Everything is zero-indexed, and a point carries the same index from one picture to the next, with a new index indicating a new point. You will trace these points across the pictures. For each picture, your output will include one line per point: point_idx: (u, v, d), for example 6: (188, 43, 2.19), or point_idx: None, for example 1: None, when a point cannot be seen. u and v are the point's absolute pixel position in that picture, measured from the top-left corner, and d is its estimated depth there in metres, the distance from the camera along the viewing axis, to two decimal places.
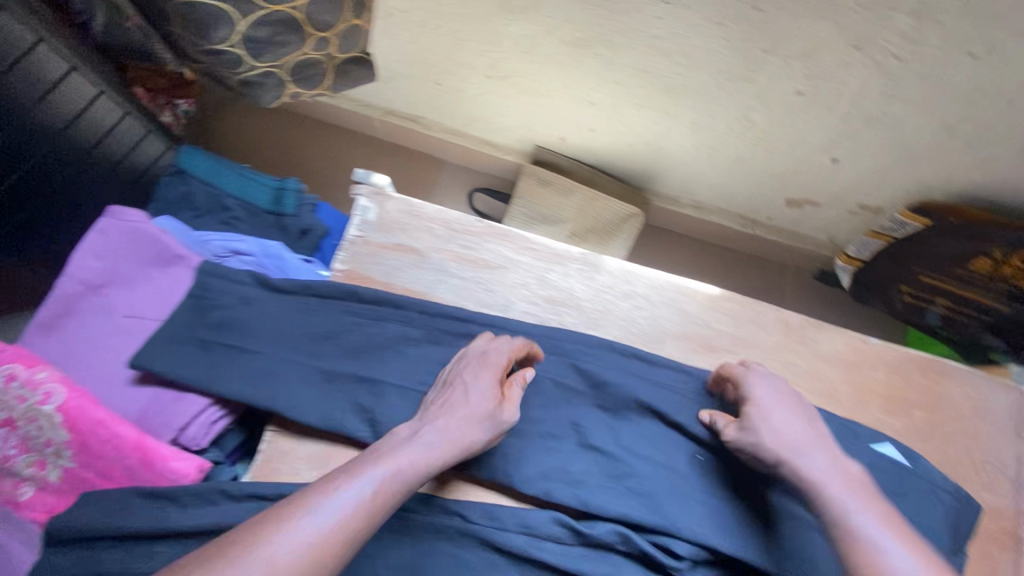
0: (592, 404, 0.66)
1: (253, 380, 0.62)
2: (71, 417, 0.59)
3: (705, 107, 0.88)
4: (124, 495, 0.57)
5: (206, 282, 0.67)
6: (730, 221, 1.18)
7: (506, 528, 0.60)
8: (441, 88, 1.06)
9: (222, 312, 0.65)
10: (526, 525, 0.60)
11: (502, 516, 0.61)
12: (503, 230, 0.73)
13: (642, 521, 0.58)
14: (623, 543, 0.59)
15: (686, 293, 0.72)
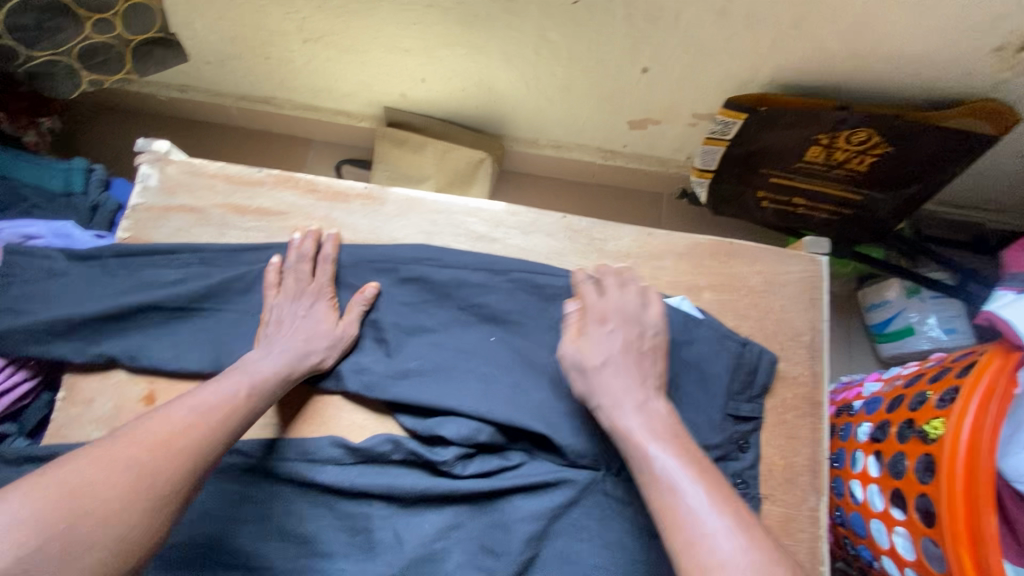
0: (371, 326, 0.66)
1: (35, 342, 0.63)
2: None
3: (505, 35, 0.87)
4: None
5: (11, 261, 0.69)
6: (591, 155, 1.17)
7: (285, 455, 0.62)
8: (272, 62, 1.06)
9: (18, 287, 0.67)
10: (305, 452, 0.62)
11: (282, 445, 0.63)
12: (286, 176, 0.74)
13: (413, 424, 0.61)
14: (396, 450, 0.61)
15: (474, 212, 0.72)
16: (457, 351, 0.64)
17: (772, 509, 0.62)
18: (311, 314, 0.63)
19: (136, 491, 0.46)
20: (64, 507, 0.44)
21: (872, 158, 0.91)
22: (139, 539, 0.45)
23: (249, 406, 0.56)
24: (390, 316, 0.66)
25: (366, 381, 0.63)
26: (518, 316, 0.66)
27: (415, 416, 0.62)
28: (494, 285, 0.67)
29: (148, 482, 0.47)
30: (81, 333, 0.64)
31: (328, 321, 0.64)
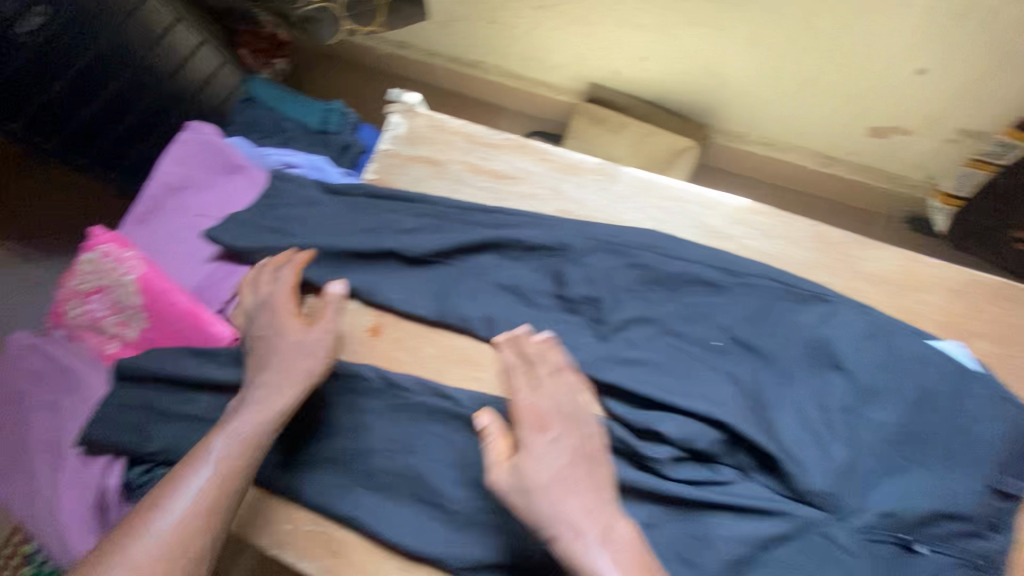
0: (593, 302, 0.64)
1: (292, 261, 0.70)
2: (144, 285, 0.69)
3: (762, 17, 0.81)
4: (183, 353, 0.67)
5: (278, 184, 0.77)
6: (804, 160, 1.07)
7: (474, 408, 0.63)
8: (495, 26, 1.08)
9: (285, 210, 0.74)
10: (511, 413, 0.62)
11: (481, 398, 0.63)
12: (520, 142, 0.75)
13: (623, 414, 0.59)
14: (603, 434, 0.59)
15: (710, 204, 0.67)
16: (680, 349, 0.62)
17: None
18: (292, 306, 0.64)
19: (215, 481, 0.55)
20: (140, 517, 0.53)
21: None
22: (204, 520, 0.54)
23: (257, 441, 0.57)
24: (612, 297, 0.64)
25: (581, 356, 0.61)
26: (753, 323, 0.62)
27: (626, 402, 0.60)
28: (731, 285, 0.63)
29: (194, 482, 0.55)
30: (329, 259, 0.71)
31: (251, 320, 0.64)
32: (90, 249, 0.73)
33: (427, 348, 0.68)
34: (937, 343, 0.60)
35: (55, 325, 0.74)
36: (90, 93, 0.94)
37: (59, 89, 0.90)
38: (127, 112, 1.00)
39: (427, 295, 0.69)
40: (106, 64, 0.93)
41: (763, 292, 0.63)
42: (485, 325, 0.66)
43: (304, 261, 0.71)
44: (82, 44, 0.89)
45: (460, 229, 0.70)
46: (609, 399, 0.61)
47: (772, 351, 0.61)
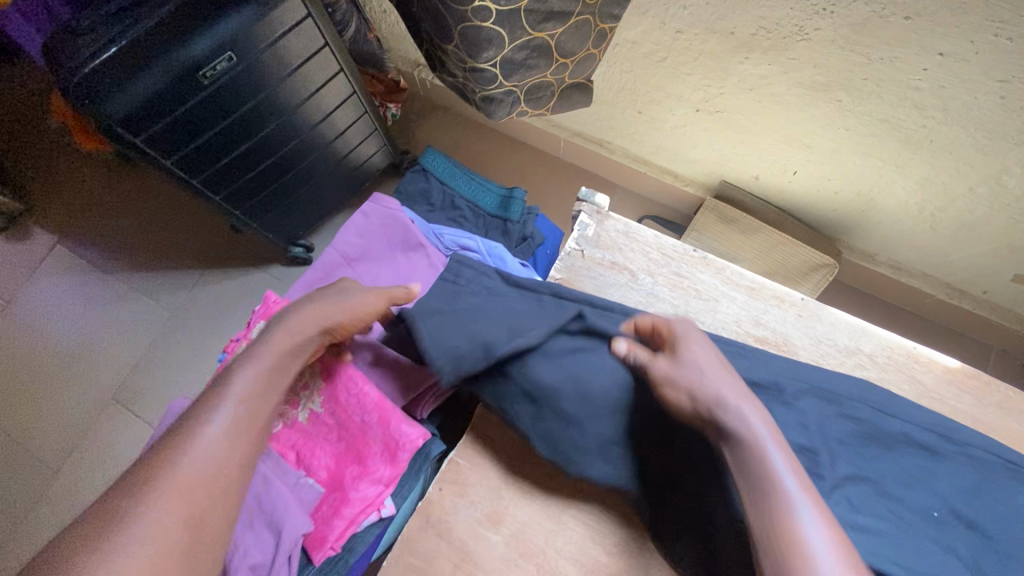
0: (810, 453, 0.61)
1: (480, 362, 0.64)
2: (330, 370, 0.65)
3: (946, 164, 0.82)
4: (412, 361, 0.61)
5: (458, 269, 0.73)
6: (932, 288, 1.08)
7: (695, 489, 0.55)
8: (641, 116, 1.08)
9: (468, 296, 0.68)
10: None
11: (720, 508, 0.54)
12: (716, 262, 0.74)
13: None
14: None
15: (919, 360, 0.67)
16: (904, 518, 0.59)
17: None
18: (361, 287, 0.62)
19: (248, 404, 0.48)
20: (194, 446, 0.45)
21: None
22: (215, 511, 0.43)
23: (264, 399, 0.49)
24: (828, 451, 0.61)
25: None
26: (972, 495, 0.60)
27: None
28: (947, 451, 0.61)
29: (236, 400, 0.47)
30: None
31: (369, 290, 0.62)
32: (266, 318, 0.71)
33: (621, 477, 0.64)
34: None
35: None
36: (241, 137, 0.95)
37: (220, 124, 0.90)
38: (271, 151, 1.02)
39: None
40: (261, 110, 0.94)
41: (979, 463, 0.61)
42: None
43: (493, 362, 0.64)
44: (255, 88, 0.90)
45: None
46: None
47: (998, 530, 0.58)
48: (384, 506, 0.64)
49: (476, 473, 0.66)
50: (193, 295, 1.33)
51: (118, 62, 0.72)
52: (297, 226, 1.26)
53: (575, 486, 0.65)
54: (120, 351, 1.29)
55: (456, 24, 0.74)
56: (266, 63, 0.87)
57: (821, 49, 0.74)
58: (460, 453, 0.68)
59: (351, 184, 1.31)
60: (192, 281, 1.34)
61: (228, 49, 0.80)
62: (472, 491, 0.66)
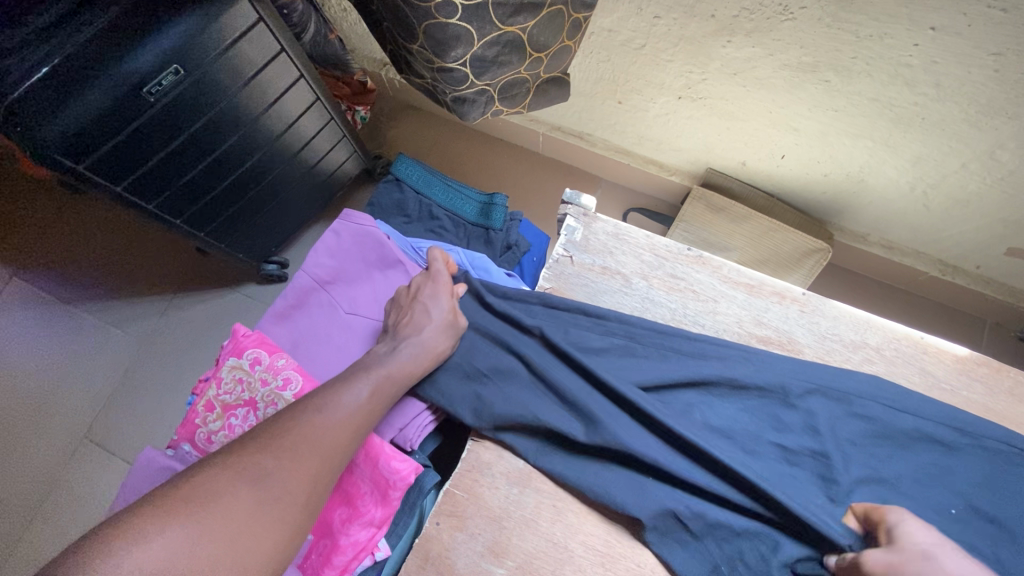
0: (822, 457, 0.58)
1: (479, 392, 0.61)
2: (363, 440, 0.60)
3: (937, 142, 0.79)
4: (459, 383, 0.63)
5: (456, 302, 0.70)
6: (924, 265, 1.06)
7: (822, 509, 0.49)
8: (622, 107, 1.04)
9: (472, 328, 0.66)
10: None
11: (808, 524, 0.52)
12: (713, 261, 0.70)
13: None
14: None
15: (926, 351, 0.64)
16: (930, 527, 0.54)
17: None
18: (433, 303, 0.65)
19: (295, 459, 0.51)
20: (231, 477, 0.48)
21: None
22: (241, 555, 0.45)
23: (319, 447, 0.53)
24: (840, 453, 0.58)
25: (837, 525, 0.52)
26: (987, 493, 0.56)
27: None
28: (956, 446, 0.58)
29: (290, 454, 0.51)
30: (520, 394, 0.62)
31: (447, 309, 0.65)
32: (237, 354, 0.66)
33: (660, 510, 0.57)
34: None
35: (188, 438, 0.65)
36: (199, 153, 0.88)
37: (173, 143, 0.83)
38: (232, 169, 0.96)
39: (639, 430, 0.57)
40: (219, 124, 0.87)
41: (993, 456, 0.57)
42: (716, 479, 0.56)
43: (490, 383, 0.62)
44: (209, 103, 0.83)
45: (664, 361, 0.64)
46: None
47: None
48: (377, 549, 0.61)
49: (474, 503, 0.63)
50: (164, 320, 1.27)
51: (51, 83, 0.65)
52: (269, 241, 1.19)
53: (581, 509, 0.62)
54: (94, 386, 1.21)
55: (420, 21, 0.68)
56: (218, 73, 0.81)
57: (808, 28, 0.70)
58: (455, 484, 0.64)
59: (325, 194, 1.25)
60: (162, 306, 1.27)
61: (173, 63, 0.74)
62: (472, 523, 0.62)
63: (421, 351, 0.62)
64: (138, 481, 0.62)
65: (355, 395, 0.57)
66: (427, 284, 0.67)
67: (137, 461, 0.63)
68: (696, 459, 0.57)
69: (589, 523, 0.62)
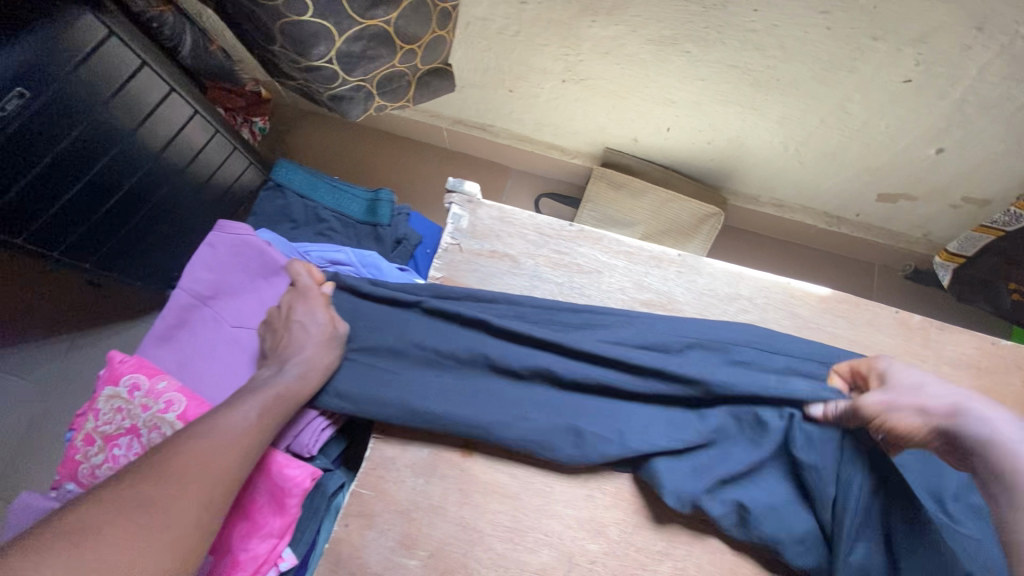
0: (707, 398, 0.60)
1: (382, 384, 0.60)
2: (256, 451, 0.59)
3: (794, 102, 0.85)
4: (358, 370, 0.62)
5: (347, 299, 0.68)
6: (812, 219, 1.12)
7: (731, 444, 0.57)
8: (514, 94, 1.06)
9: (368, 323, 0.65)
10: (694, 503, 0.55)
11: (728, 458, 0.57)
12: (595, 234, 0.72)
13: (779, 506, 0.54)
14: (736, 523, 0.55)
15: (795, 294, 0.68)
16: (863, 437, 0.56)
17: None
18: (308, 317, 0.63)
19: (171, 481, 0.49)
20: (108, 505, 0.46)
21: None
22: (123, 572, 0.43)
23: (199, 468, 0.50)
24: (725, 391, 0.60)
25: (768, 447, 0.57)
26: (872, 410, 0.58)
27: (789, 527, 0.53)
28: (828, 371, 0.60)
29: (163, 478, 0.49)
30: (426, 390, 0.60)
31: (324, 319, 0.63)
32: (114, 382, 0.63)
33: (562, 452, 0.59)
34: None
35: (70, 476, 0.62)
36: (69, 179, 0.84)
37: (34, 169, 0.78)
38: (111, 194, 0.91)
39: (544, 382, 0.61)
40: (86, 145, 0.83)
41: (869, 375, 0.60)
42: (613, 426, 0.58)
43: (388, 366, 0.62)
44: (70, 123, 0.79)
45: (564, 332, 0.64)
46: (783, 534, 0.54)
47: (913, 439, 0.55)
48: (281, 559, 0.59)
49: (382, 500, 0.63)
50: (66, 361, 1.19)
51: None
52: (173, 266, 1.14)
53: (486, 490, 0.62)
54: None
55: (275, 21, 0.68)
56: (74, 92, 0.77)
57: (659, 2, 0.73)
58: (361, 484, 0.64)
59: (229, 207, 1.21)
60: (63, 346, 1.20)
61: (15, 85, 0.70)
62: (381, 520, 0.62)
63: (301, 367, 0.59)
64: (14, 527, 0.58)
65: (242, 417, 0.55)
66: (298, 301, 0.65)
67: (14, 507, 0.59)
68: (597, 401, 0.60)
69: (495, 504, 0.62)
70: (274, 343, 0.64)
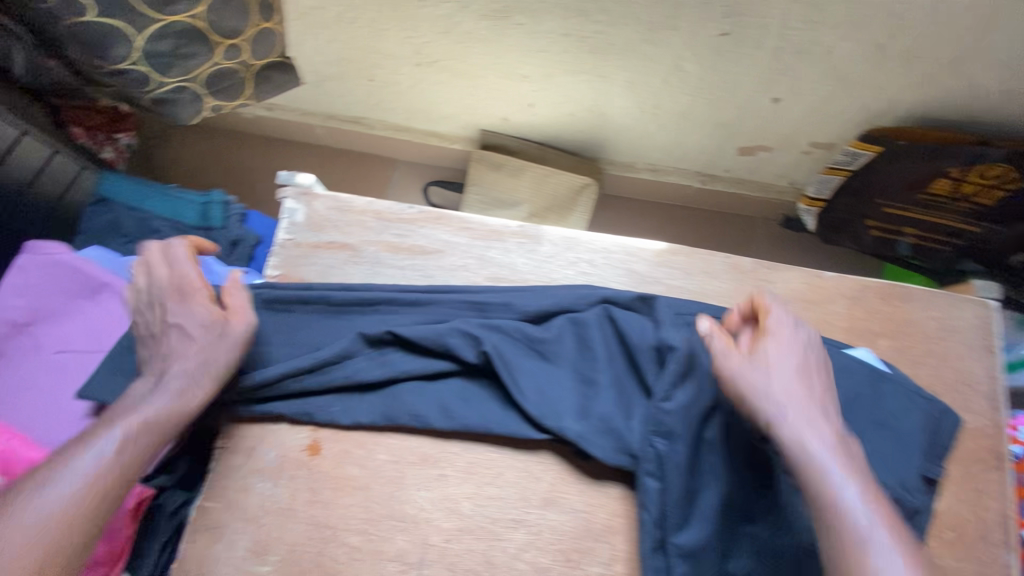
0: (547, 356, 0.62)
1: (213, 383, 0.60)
2: None
3: (633, 64, 0.86)
4: None
5: None
6: (687, 179, 1.15)
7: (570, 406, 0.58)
8: (375, 83, 1.03)
9: None
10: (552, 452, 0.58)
11: (600, 410, 0.59)
12: (438, 213, 0.71)
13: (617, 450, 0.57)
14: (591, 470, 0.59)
15: (633, 252, 0.69)
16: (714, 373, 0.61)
17: (965, 568, 0.60)
18: (184, 319, 0.56)
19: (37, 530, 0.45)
20: None
21: (1002, 193, 0.89)
22: None
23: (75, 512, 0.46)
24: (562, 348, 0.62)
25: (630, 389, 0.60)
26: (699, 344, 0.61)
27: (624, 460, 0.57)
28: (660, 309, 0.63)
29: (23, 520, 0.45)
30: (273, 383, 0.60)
31: (206, 316, 0.56)
32: None
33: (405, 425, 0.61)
34: (852, 351, 0.65)
35: None
36: None
37: None
38: None
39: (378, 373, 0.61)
40: None
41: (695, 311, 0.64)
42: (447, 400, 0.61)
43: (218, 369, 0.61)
44: None
45: (415, 314, 0.64)
46: (647, 476, 0.56)
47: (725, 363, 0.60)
48: None
49: (229, 511, 0.60)
50: None
51: None
52: None
53: (336, 485, 0.61)
54: None
55: (61, 24, 0.67)
56: None
57: None
58: (206, 498, 0.61)
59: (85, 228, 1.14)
60: None
61: None
62: (229, 530, 0.60)
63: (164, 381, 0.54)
64: None
65: (96, 454, 0.49)
66: (173, 300, 0.57)
67: None
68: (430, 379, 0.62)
69: (346, 498, 0.60)
70: (152, 350, 0.57)
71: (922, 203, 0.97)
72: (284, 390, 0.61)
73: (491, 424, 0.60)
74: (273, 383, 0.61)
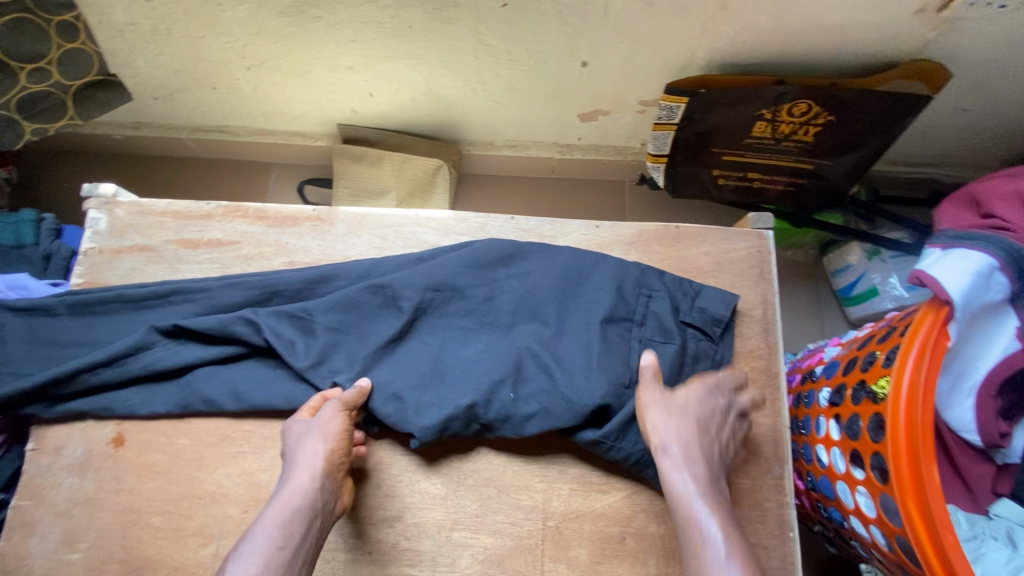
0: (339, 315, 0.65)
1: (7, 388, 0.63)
2: None
3: (440, 44, 0.88)
4: None
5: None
6: (547, 151, 1.18)
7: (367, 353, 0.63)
8: (219, 91, 1.05)
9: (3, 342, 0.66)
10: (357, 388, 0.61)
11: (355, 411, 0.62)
12: (237, 206, 0.74)
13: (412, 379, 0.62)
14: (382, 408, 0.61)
15: (423, 223, 0.73)
16: (488, 321, 0.66)
17: (737, 482, 0.64)
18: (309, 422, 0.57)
19: None
20: None
21: (816, 128, 0.93)
22: None
23: None
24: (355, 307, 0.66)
25: (429, 366, 0.63)
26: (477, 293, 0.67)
27: (414, 385, 0.62)
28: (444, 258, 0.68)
29: None
30: (69, 382, 0.64)
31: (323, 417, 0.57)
32: None
33: (204, 409, 0.65)
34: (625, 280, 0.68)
35: None
36: None
37: None
38: None
39: (172, 362, 0.64)
40: None
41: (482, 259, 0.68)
42: (240, 381, 0.65)
43: (16, 374, 0.64)
44: None
45: (208, 300, 0.67)
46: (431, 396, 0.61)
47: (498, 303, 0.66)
48: None
49: (42, 506, 0.64)
50: None
51: None
52: None
53: (141, 472, 0.64)
54: None
55: None
56: None
57: None
58: (20, 496, 0.65)
59: None
60: None
61: None
62: (42, 525, 0.63)
63: (285, 504, 0.51)
64: None
65: None
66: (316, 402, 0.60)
67: None
68: (223, 363, 0.65)
69: (151, 483, 0.64)
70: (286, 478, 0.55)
71: (752, 146, 0.99)
72: (83, 387, 0.64)
73: (278, 404, 0.63)
74: (69, 381, 0.64)
